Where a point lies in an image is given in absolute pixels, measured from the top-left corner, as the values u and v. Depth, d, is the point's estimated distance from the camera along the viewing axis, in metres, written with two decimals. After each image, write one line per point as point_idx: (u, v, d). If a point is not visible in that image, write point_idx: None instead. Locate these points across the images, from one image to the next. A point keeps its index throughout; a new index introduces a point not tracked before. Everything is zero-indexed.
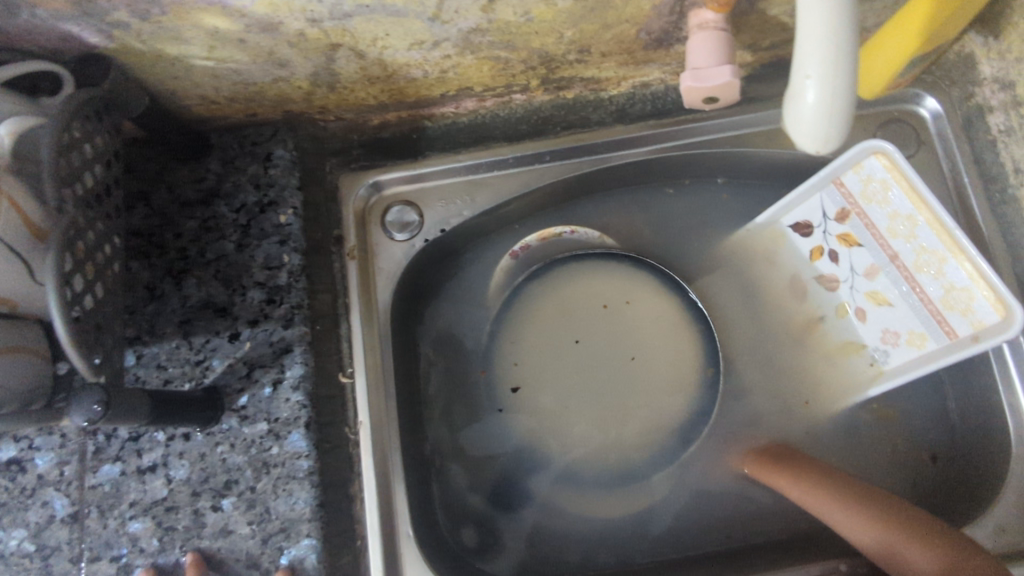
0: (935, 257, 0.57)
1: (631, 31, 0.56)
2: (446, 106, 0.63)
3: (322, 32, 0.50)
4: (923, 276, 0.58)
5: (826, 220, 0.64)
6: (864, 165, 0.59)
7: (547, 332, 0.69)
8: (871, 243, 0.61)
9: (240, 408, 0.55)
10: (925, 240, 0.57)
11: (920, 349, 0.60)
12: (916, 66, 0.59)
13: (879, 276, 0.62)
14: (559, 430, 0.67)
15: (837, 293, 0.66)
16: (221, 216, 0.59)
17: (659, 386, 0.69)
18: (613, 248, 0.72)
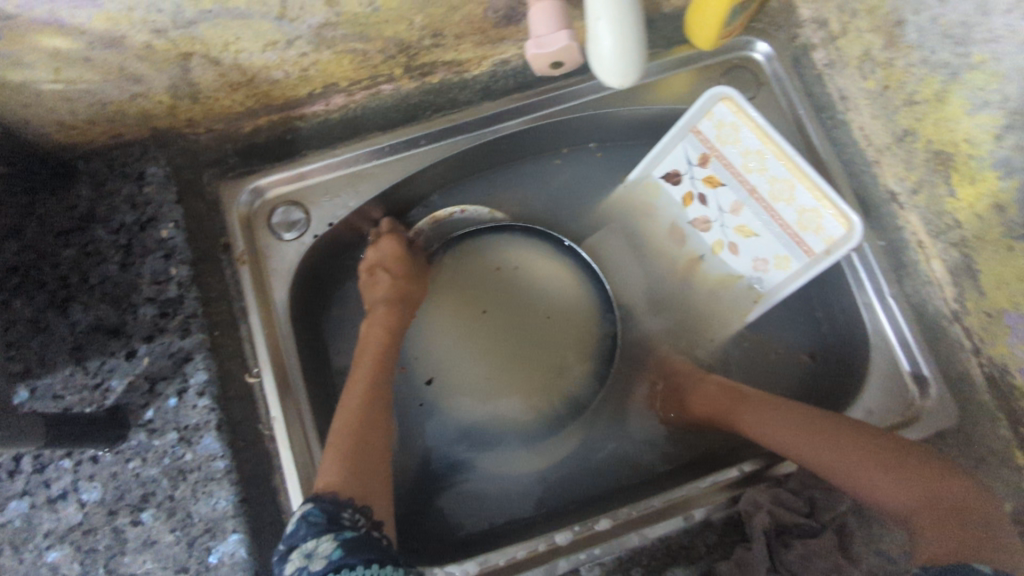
0: (786, 185, 0.60)
1: (478, 11, 0.59)
2: (315, 105, 0.64)
3: (171, 42, 0.50)
4: (779, 204, 0.61)
5: (691, 167, 0.67)
6: (714, 111, 0.63)
7: (452, 308, 0.74)
8: (731, 181, 0.64)
9: (147, 423, 0.56)
10: (775, 171, 0.60)
11: (788, 270, 0.64)
12: (740, 12, 0.64)
13: (743, 211, 0.65)
14: (479, 402, 0.71)
15: (711, 232, 0.69)
16: (99, 240, 0.59)
17: (563, 346, 0.74)
18: (502, 220, 0.76)
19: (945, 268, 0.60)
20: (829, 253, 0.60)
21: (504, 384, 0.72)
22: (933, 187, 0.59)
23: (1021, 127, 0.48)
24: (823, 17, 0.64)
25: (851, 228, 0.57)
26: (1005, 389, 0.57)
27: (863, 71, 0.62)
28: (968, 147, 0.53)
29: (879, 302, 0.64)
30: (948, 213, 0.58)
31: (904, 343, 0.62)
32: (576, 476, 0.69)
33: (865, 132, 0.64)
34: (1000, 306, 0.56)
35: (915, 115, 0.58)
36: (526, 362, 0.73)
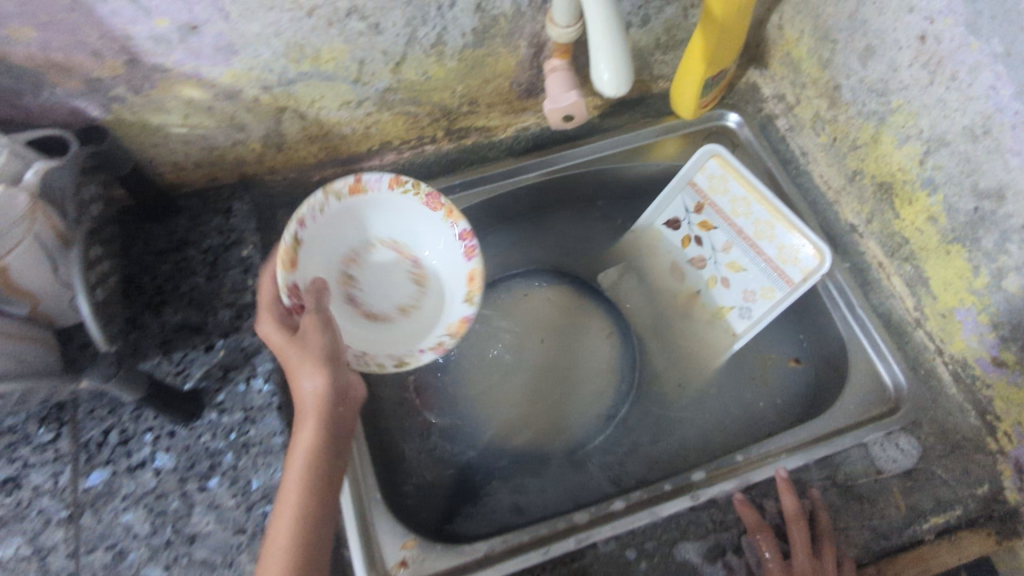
0: (767, 225, 0.71)
1: (505, 84, 0.75)
2: (372, 159, 0.80)
3: (273, 97, 0.66)
4: (762, 242, 0.72)
5: (689, 215, 0.78)
6: (707, 166, 0.74)
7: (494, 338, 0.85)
8: (722, 224, 0.75)
9: (218, 403, 0.66)
10: (758, 213, 0.71)
11: (773, 300, 0.72)
12: (712, 89, 0.79)
13: (733, 249, 0.75)
14: (522, 416, 0.80)
15: (704, 270, 0.78)
16: (191, 258, 0.72)
17: (591, 374, 0.84)
18: (530, 267, 0.89)
19: (902, 281, 0.70)
20: (804, 283, 0.68)
21: (536, 404, 0.81)
22: (882, 214, 0.70)
23: (936, 151, 0.61)
24: (781, 92, 0.80)
25: (822, 258, 0.66)
26: (967, 381, 0.66)
27: (816, 129, 0.76)
28: (902, 175, 0.66)
29: (852, 315, 0.74)
30: (897, 233, 0.69)
31: (874, 344, 0.72)
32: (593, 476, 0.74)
33: (823, 178, 0.77)
34: (949, 306, 0.66)
35: (859, 157, 0.71)
36: (557, 386, 0.83)
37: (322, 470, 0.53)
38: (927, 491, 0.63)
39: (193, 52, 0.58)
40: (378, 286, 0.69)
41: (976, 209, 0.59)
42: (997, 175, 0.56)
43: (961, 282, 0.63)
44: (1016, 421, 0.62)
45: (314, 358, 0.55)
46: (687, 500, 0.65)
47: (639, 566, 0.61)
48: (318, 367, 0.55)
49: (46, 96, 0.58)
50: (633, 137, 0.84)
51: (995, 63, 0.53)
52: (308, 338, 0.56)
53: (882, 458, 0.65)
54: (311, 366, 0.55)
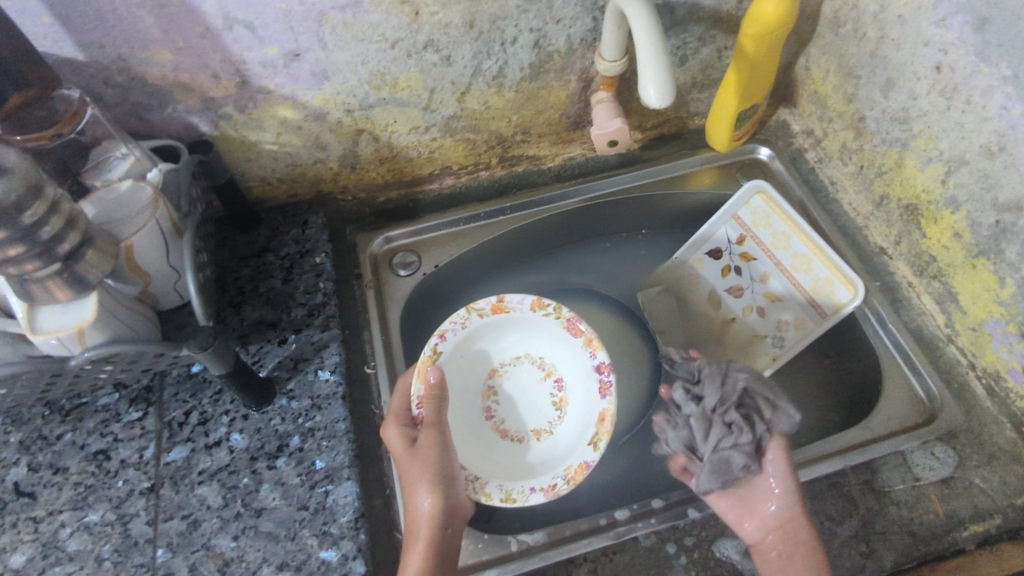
0: (805, 259, 0.78)
1: (556, 115, 0.83)
2: (432, 183, 0.88)
3: (353, 120, 0.75)
4: (800, 274, 0.79)
5: (731, 246, 0.85)
6: (752, 203, 0.82)
7: None
8: (762, 256, 0.83)
9: (288, 390, 0.71)
10: (797, 247, 0.79)
11: (805, 330, 0.79)
12: (745, 123, 0.86)
13: (771, 280, 0.82)
14: None
15: (743, 299, 0.85)
16: (270, 263, 0.79)
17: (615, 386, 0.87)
18: (568, 287, 0.94)
19: (932, 299, 0.74)
20: (837, 315, 0.75)
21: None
22: (910, 234, 0.75)
23: (956, 170, 0.66)
24: (809, 127, 0.87)
25: (855, 289, 0.73)
26: (1001, 394, 0.68)
27: (843, 159, 0.82)
28: (927, 196, 0.71)
29: (884, 330, 0.76)
30: (924, 252, 0.73)
31: (908, 359, 0.74)
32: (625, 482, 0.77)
33: (853, 205, 0.82)
34: (979, 319, 0.68)
35: (885, 182, 0.76)
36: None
37: (444, 538, 0.59)
38: (964, 500, 0.64)
39: (293, 77, 0.68)
40: (514, 406, 0.76)
41: (997, 222, 0.63)
42: (1015, 188, 0.61)
43: (988, 295, 0.67)
44: None
45: (429, 470, 0.61)
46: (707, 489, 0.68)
47: (679, 560, 0.63)
48: (427, 479, 0.60)
49: (168, 111, 0.68)
50: (672, 166, 0.91)
51: (1006, 86, 0.59)
52: (422, 454, 0.61)
53: (919, 466, 0.66)
54: (426, 475, 0.60)
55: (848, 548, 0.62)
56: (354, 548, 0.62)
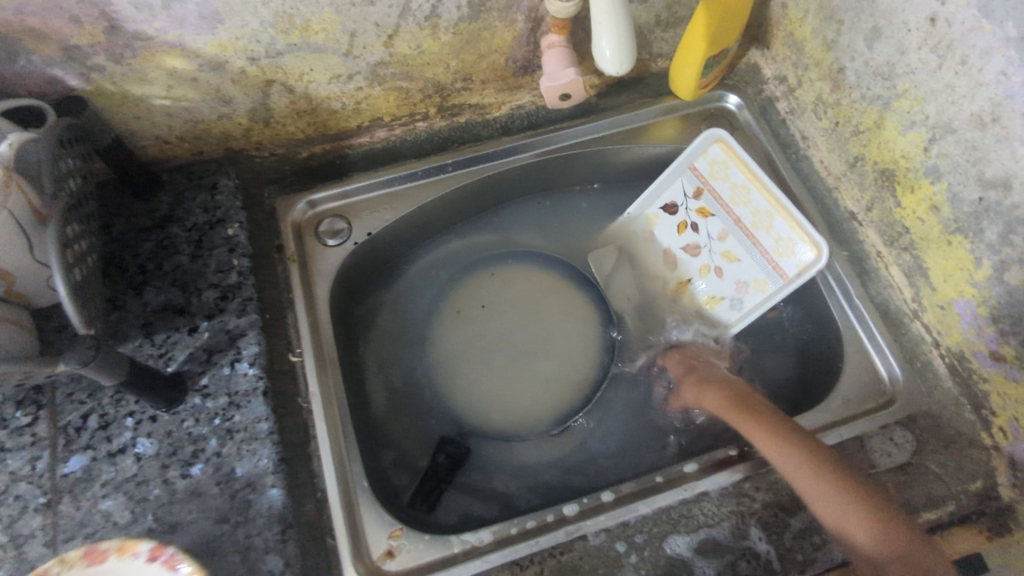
0: (766, 215, 0.68)
1: (501, 60, 0.73)
2: (362, 136, 0.77)
3: (260, 69, 0.64)
4: (760, 232, 0.69)
5: (687, 199, 0.76)
6: (709, 152, 0.71)
7: (460, 322, 0.84)
8: (720, 211, 0.73)
9: (202, 387, 0.63)
10: (757, 203, 0.68)
11: (765, 293, 0.71)
12: (713, 69, 0.77)
13: (729, 238, 0.73)
14: (504, 404, 0.80)
15: (699, 258, 0.77)
16: (174, 236, 0.68)
17: (568, 359, 0.83)
18: (506, 245, 0.87)
19: (901, 271, 0.69)
20: (801, 276, 0.66)
21: (507, 387, 0.81)
22: (883, 201, 0.69)
23: (941, 138, 0.60)
24: (782, 73, 0.78)
25: (819, 253, 0.64)
26: (963, 374, 0.65)
27: (817, 113, 0.74)
28: (905, 162, 0.65)
29: (849, 305, 0.73)
30: (897, 222, 0.68)
31: (871, 336, 0.71)
32: (569, 463, 0.76)
33: (823, 163, 0.76)
34: (948, 298, 0.65)
35: (861, 143, 0.69)
36: (533, 369, 0.82)
37: None
38: (920, 486, 0.62)
39: (177, 20, 0.55)
40: None
41: (980, 199, 0.58)
42: (1003, 164, 0.55)
43: (961, 274, 0.62)
44: (1012, 417, 0.61)
45: None
46: (660, 481, 0.66)
47: (629, 559, 0.60)
48: None
49: (21, 63, 0.55)
50: (631, 116, 0.82)
51: (1008, 47, 0.51)
52: None
53: (878, 452, 0.64)
54: None
55: (800, 541, 0.60)
56: (280, 563, 0.57)
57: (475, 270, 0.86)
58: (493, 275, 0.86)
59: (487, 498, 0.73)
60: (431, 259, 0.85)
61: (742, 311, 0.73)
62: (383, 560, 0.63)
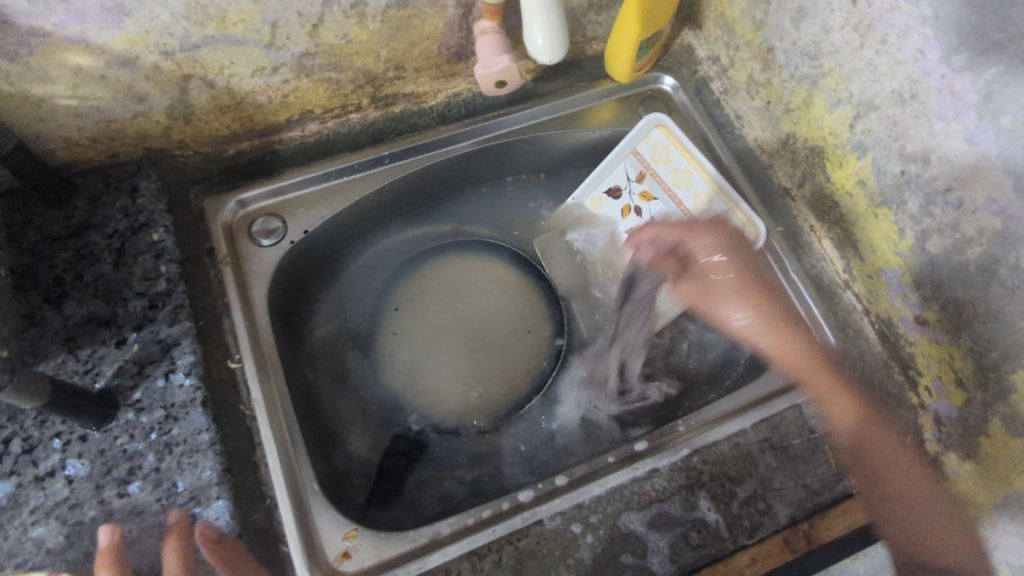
0: (706, 199, 0.76)
1: (433, 47, 0.71)
2: (292, 130, 0.74)
3: (175, 64, 0.60)
4: (701, 215, 0.76)
5: (629, 184, 0.80)
6: (651, 136, 0.78)
7: (399, 317, 0.82)
8: (661, 196, 0.78)
9: (135, 402, 0.59)
10: (699, 184, 0.76)
11: None
12: (647, 51, 0.77)
13: (670, 221, 0.78)
14: (461, 393, 0.79)
15: (642, 242, 0.79)
16: (93, 244, 0.64)
17: (516, 339, 0.83)
18: (434, 231, 0.86)
19: (832, 244, 0.71)
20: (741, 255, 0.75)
21: (457, 378, 0.80)
22: (814, 177, 0.71)
23: (865, 115, 0.62)
24: (714, 54, 0.79)
25: (757, 233, 0.73)
26: (891, 339, 0.67)
27: (749, 93, 0.76)
28: (833, 139, 0.66)
29: (786, 280, 0.75)
30: (828, 197, 0.70)
31: (807, 309, 0.73)
32: (524, 450, 0.76)
33: (758, 142, 0.77)
34: (876, 268, 0.67)
35: (792, 121, 0.71)
36: (481, 356, 0.81)
37: None
38: (854, 448, 0.65)
39: (76, 14, 0.51)
40: None
41: (902, 173, 0.60)
42: (922, 139, 0.57)
43: (887, 245, 0.65)
44: (935, 377, 0.63)
45: None
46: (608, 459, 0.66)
47: (585, 540, 0.60)
48: None
49: None
50: (570, 100, 0.82)
51: (924, 27, 0.53)
52: None
53: (814, 418, 0.67)
54: None
55: (747, 508, 0.61)
56: None
57: (412, 261, 0.84)
58: (428, 264, 0.85)
59: (444, 490, 0.73)
60: (358, 251, 0.83)
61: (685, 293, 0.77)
62: (339, 562, 0.61)
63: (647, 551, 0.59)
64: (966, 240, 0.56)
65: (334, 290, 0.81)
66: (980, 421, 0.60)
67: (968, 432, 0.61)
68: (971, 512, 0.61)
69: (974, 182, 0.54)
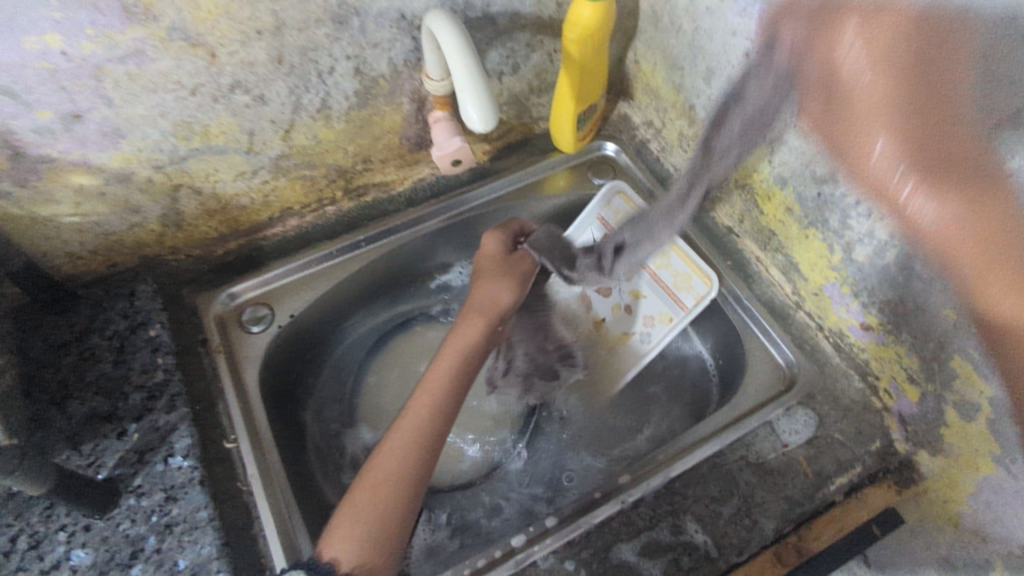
0: (664, 254, 0.83)
1: (395, 139, 0.80)
2: (275, 226, 0.82)
3: (166, 176, 0.68)
4: (661, 270, 0.83)
5: None
6: (613, 203, 0.86)
7: (375, 399, 0.86)
8: None
9: (136, 488, 0.62)
10: (657, 245, 0.83)
11: (670, 324, 0.83)
12: (587, 122, 0.86)
13: (635, 278, 0.86)
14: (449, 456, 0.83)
15: (610, 299, 0.87)
16: (96, 346, 0.69)
17: (491, 400, 0.88)
18: (405, 312, 0.93)
19: (779, 270, 0.77)
20: (698, 306, 0.80)
21: None
22: (750, 212, 0.78)
23: (778, 150, 0.69)
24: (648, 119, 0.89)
25: (711, 280, 0.78)
26: (847, 349, 0.72)
27: (682, 147, 0.85)
28: (759, 175, 0.74)
29: (743, 309, 0.79)
30: (765, 227, 0.77)
31: (765, 331, 0.77)
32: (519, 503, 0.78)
33: (698, 189, 0.85)
34: (819, 284, 0.73)
35: (722, 166, 0.79)
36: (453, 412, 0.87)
37: None
38: (828, 457, 0.68)
39: (78, 141, 0.60)
40: None
41: (818, 195, 0.67)
42: (828, 162, 0.64)
43: (823, 262, 0.71)
44: (892, 378, 0.68)
45: None
46: (596, 492, 0.67)
47: (579, 575, 0.61)
48: None
49: None
50: (525, 173, 0.90)
51: None
52: None
53: (786, 432, 0.69)
54: None
55: (735, 526, 0.63)
56: None
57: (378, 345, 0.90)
58: (393, 348, 0.90)
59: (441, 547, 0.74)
60: (336, 335, 0.87)
61: (650, 345, 0.83)
62: None
63: None
64: (883, 244, 0.62)
65: (319, 376, 0.85)
66: (937, 413, 0.64)
67: (929, 425, 0.65)
68: (953, 506, 0.64)
69: (875, 192, 0.61)
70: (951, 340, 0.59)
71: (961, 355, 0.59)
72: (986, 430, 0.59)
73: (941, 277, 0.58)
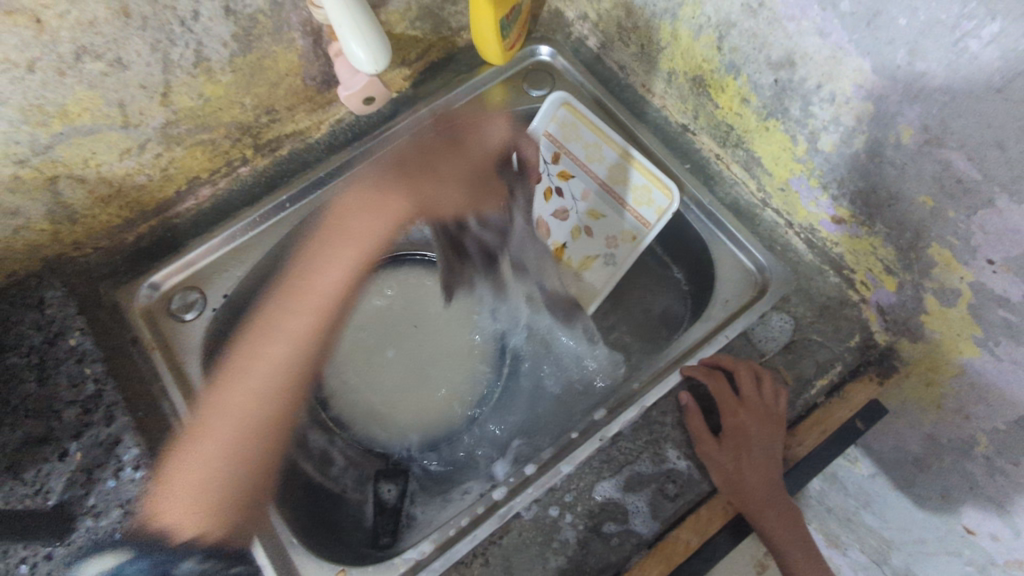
0: (620, 169, 0.78)
1: (297, 81, 0.70)
2: (186, 201, 0.73)
3: (35, 169, 0.58)
4: (617, 186, 0.79)
5: (546, 165, 0.82)
6: (556, 115, 0.79)
7: (341, 366, 0.82)
8: (579, 173, 0.81)
9: (90, 508, 0.60)
10: (610, 158, 0.78)
11: (633, 243, 0.80)
12: (512, 26, 0.75)
13: (591, 198, 0.82)
14: (430, 410, 0.80)
15: (568, 221, 0.82)
16: (13, 365, 0.64)
17: (462, 343, 0.84)
18: None
19: (740, 167, 0.71)
20: (660, 220, 0.76)
21: (408, 391, 0.81)
22: (703, 107, 0.70)
23: (726, 34, 0.61)
24: (582, 12, 0.78)
25: (670, 193, 0.74)
26: (819, 243, 0.68)
27: (623, 40, 0.75)
28: (708, 65, 0.66)
29: (705, 213, 0.73)
30: (721, 122, 0.70)
31: (732, 236, 0.72)
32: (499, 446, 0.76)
33: (646, 87, 0.77)
34: (785, 179, 0.67)
35: (668, 58, 0.70)
36: (426, 363, 0.83)
37: None
38: (806, 359, 0.65)
39: None
40: None
41: (776, 82, 0.60)
42: (782, 43, 0.56)
43: (787, 154, 0.64)
44: (868, 270, 0.64)
45: None
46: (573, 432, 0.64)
47: (565, 520, 0.60)
48: None
49: None
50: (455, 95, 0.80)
51: None
52: None
53: (762, 340, 0.66)
54: None
55: None
56: None
57: None
58: (349, 308, 0.84)
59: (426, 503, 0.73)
60: None
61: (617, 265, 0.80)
62: None
63: (629, 515, 0.59)
64: (851, 130, 0.56)
65: None
66: (916, 302, 0.60)
67: (909, 314, 0.62)
68: (935, 389, 0.61)
69: (838, 74, 0.53)
70: (927, 226, 0.55)
71: (940, 241, 0.54)
72: (966, 314, 0.55)
73: (913, 162, 0.52)
